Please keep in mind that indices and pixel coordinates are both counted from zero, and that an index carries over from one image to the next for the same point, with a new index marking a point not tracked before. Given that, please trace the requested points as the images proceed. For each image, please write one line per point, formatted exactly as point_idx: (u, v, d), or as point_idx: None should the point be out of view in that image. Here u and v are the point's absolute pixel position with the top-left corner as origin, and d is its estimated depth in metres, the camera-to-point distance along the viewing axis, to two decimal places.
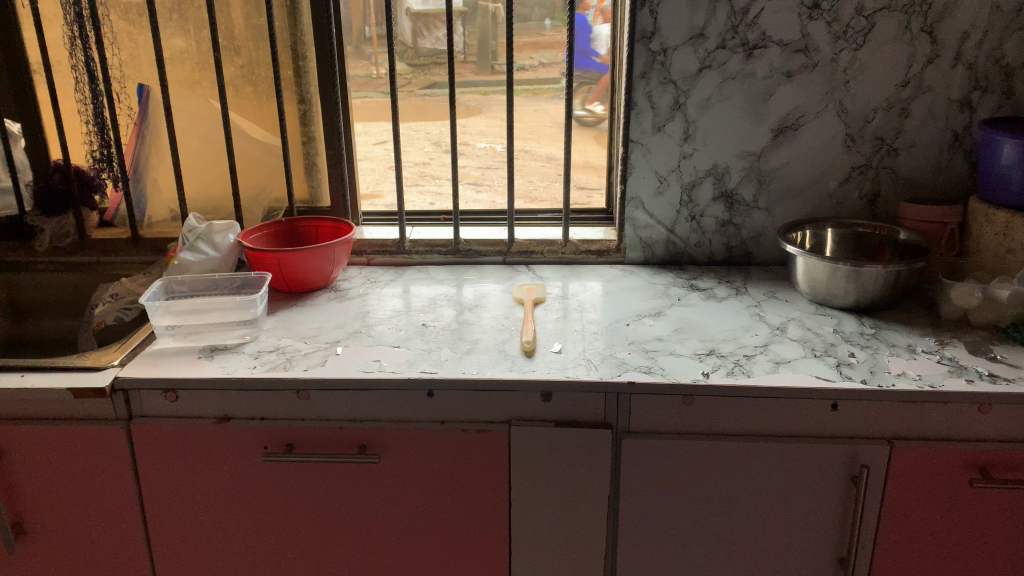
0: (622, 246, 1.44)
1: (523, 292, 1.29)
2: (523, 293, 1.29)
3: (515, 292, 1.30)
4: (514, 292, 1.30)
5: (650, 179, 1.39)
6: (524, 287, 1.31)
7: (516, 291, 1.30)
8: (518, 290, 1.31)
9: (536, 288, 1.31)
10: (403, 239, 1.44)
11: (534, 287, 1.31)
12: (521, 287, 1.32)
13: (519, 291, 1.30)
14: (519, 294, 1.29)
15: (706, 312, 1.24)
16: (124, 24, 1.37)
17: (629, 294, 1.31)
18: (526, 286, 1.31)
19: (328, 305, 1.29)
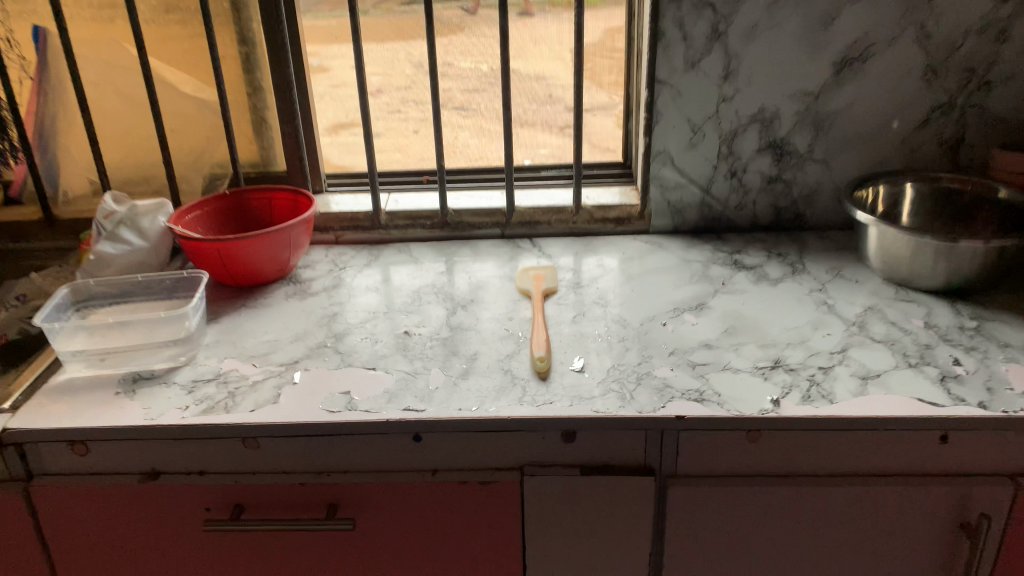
0: (647, 213, 1.18)
1: (529, 280, 1.04)
2: (529, 282, 1.04)
3: (520, 282, 1.04)
4: (518, 281, 1.05)
5: (681, 128, 1.12)
6: (530, 274, 1.06)
7: (521, 279, 1.05)
8: (522, 276, 1.05)
9: (544, 274, 1.05)
10: (378, 212, 1.18)
11: (541, 273, 1.06)
12: (526, 273, 1.06)
13: (524, 279, 1.05)
14: (524, 284, 1.03)
15: (760, 301, 0.99)
16: None
17: (660, 277, 1.06)
18: (533, 272, 1.06)
19: (287, 306, 1.03)
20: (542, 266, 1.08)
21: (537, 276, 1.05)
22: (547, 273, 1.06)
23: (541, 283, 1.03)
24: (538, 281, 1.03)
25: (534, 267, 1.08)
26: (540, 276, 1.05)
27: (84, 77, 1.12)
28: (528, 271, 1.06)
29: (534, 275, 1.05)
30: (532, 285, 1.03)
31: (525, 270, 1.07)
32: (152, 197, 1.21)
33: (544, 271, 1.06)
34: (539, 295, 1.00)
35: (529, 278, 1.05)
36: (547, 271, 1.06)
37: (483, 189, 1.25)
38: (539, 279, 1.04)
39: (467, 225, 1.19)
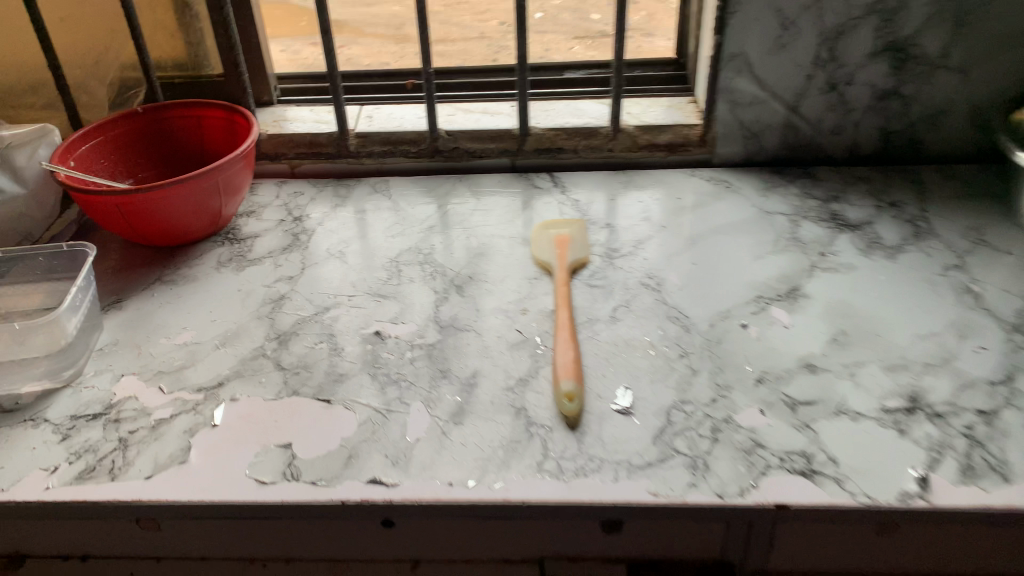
0: (711, 138, 0.87)
1: (551, 248, 0.75)
2: (550, 252, 0.74)
3: (540, 249, 0.75)
4: (536, 248, 0.76)
5: (767, 22, 0.79)
6: (553, 237, 0.76)
7: (539, 246, 0.76)
8: (542, 242, 0.76)
9: (574, 239, 0.76)
10: (343, 136, 0.87)
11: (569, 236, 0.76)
12: (550, 236, 0.77)
13: (544, 245, 0.76)
14: (544, 252, 0.75)
15: (874, 287, 0.70)
16: None
17: (730, 239, 0.77)
18: (558, 235, 0.76)
19: (219, 282, 0.75)
20: (571, 223, 0.79)
21: (562, 242, 0.75)
22: (577, 237, 0.76)
23: (567, 256, 0.74)
24: (563, 250, 0.74)
25: (559, 226, 0.78)
26: (568, 242, 0.75)
27: None
28: (553, 233, 0.77)
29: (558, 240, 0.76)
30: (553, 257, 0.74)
31: (547, 231, 0.77)
32: (42, 112, 0.89)
33: (572, 233, 0.77)
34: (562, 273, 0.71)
35: (552, 244, 0.75)
36: (578, 233, 0.77)
37: (488, 100, 0.93)
38: (564, 249, 0.74)
39: (466, 153, 0.89)
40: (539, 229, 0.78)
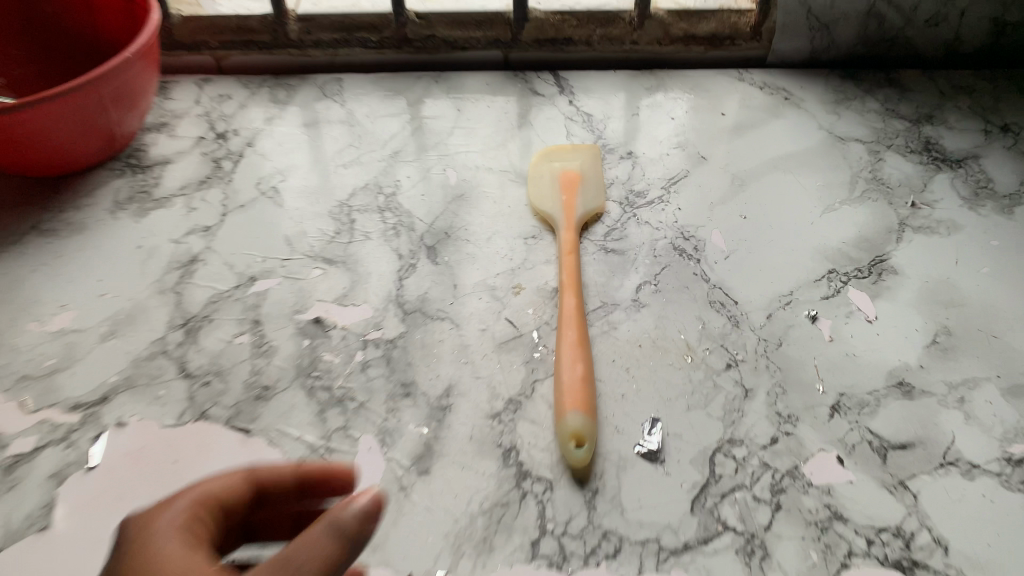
0: (767, 30, 0.65)
1: (553, 193, 0.56)
2: (552, 199, 0.56)
3: (538, 193, 0.56)
4: (533, 192, 0.57)
5: None
6: (556, 176, 0.57)
7: (537, 189, 0.57)
8: (541, 182, 0.57)
9: (584, 180, 0.57)
10: (281, 20, 0.66)
11: (578, 175, 0.57)
12: (553, 174, 0.58)
13: (543, 188, 0.57)
14: (544, 199, 0.56)
15: (987, 258, 0.52)
16: None
17: (791, 180, 0.58)
18: (563, 172, 0.57)
19: (114, 232, 0.57)
20: (581, 154, 0.59)
21: (569, 184, 0.56)
22: (588, 176, 0.57)
23: (575, 206, 0.55)
24: (570, 198, 0.55)
25: (565, 159, 0.59)
26: (576, 184, 0.56)
27: None
28: (557, 169, 0.58)
29: (563, 180, 0.57)
30: (556, 207, 0.55)
31: (549, 165, 0.58)
32: None
33: (582, 171, 0.58)
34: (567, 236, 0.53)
35: (555, 187, 0.56)
36: (590, 171, 0.58)
37: None
38: (571, 195, 0.56)
39: (444, 44, 0.67)
40: (538, 161, 0.59)
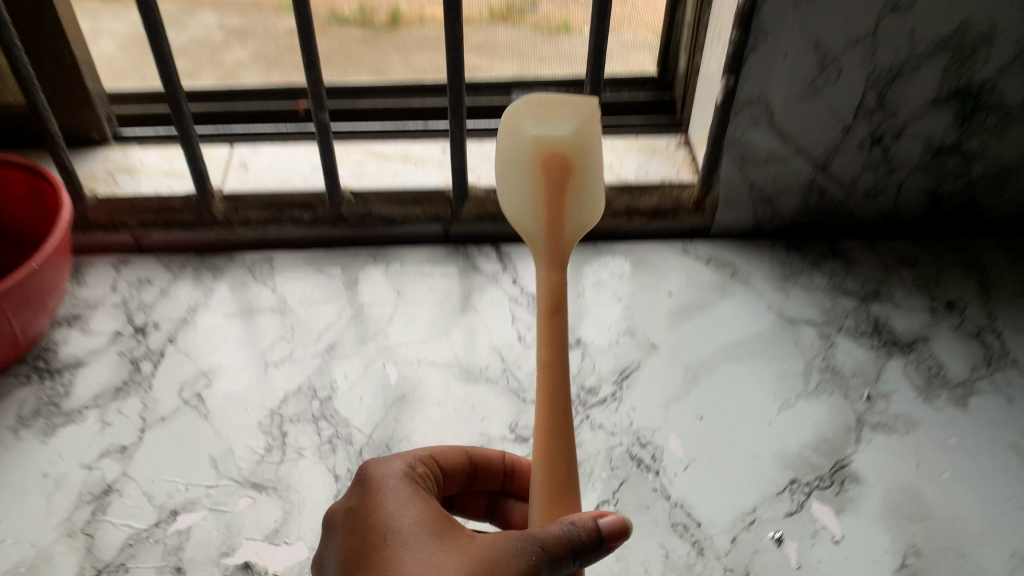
0: (710, 205, 0.65)
1: (529, 202, 0.36)
2: (528, 217, 0.37)
3: (509, 204, 0.37)
4: (502, 198, 0.37)
5: (800, 60, 0.56)
6: (535, 158, 0.35)
7: (507, 189, 0.37)
8: (511, 173, 0.36)
9: (577, 170, 0.35)
10: (206, 199, 0.62)
11: (567, 156, 0.35)
12: (531, 147, 0.35)
13: (515, 191, 0.36)
14: (518, 217, 0.37)
15: (950, 462, 0.51)
16: None
17: (747, 372, 0.56)
18: (546, 152, 0.35)
19: (14, 458, 0.51)
20: (573, 109, 0.35)
21: (553, 177, 0.35)
22: (583, 153, 0.35)
23: (562, 235, 0.37)
24: (552, 211, 0.36)
25: (546, 124, 0.35)
26: (563, 176, 0.35)
27: None
28: (536, 140, 0.35)
29: (544, 167, 0.35)
30: (537, 232, 0.37)
31: (524, 133, 0.35)
32: None
33: (573, 146, 0.35)
34: (546, 280, 0.38)
35: (531, 188, 0.36)
36: (585, 140, 0.35)
37: (408, 140, 0.66)
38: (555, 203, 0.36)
39: (381, 221, 0.64)
40: (507, 120, 0.36)
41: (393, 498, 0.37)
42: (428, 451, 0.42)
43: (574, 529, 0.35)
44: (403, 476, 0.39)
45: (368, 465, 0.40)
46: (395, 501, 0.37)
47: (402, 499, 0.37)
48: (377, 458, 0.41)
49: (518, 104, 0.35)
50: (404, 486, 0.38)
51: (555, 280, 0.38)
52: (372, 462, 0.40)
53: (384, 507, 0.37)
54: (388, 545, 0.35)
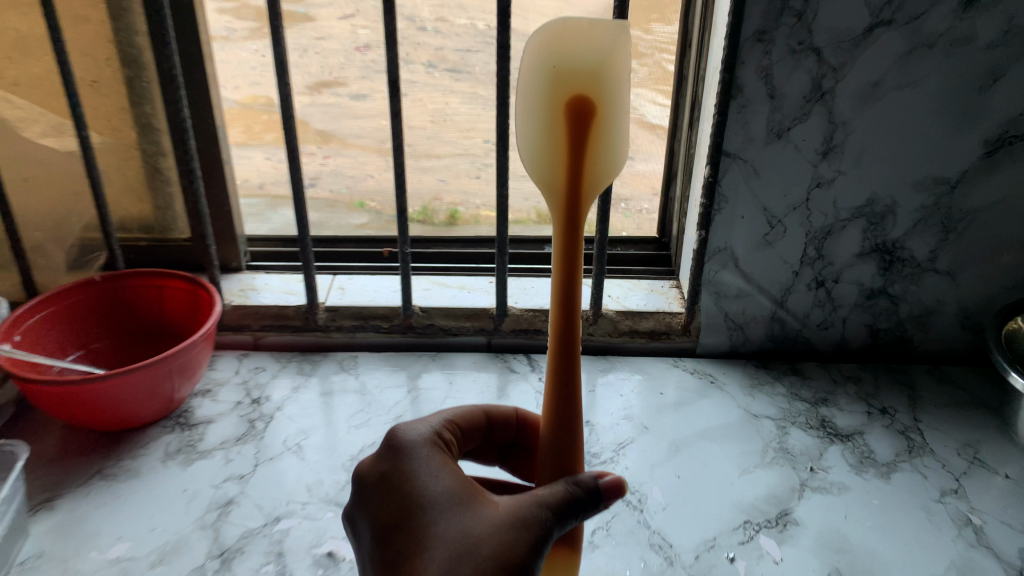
0: (695, 328, 0.84)
1: (549, 150, 0.42)
2: (550, 169, 0.42)
3: (531, 152, 0.42)
4: (525, 150, 0.42)
5: (752, 220, 0.77)
6: (558, 96, 0.41)
7: (528, 141, 0.42)
8: (533, 113, 0.41)
9: (599, 111, 0.41)
10: (312, 308, 0.83)
11: (590, 98, 0.40)
12: (556, 83, 0.40)
13: (537, 133, 0.42)
14: (541, 173, 0.42)
15: (871, 515, 0.66)
16: None
17: (716, 447, 0.72)
18: (569, 89, 0.40)
19: (162, 478, 0.69)
20: (599, 36, 0.40)
21: (578, 121, 0.40)
22: (604, 92, 0.40)
23: (583, 185, 0.42)
24: (574, 168, 0.41)
25: (574, 55, 0.40)
26: (586, 121, 0.40)
27: None
28: (562, 75, 0.40)
29: (568, 106, 0.40)
30: (556, 189, 0.42)
31: (549, 67, 0.40)
32: None
33: (596, 83, 0.40)
34: (563, 230, 0.43)
35: (552, 129, 0.41)
36: (605, 73, 0.40)
37: (466, 274, 0.89)
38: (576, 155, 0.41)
39: (441, 331, 0.84)
40: (533, 54, 0.41)
41: (425, 465, 0.48)
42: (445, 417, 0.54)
43: (579, 485, 0.46)
44: (428, 446, 0.50)
45: (397, 431, 0.50)
46: (427, 468, 0.48)
47: (429, 465, 0.48)
48: (405, 425, 0.51)
49: (545, 33, 0.40)
50: (431, 454, 0.49)
51: (569, 229, 0.43)
52: (402, 430, 0.50)
53: (416, 473, 0.48)
54: (424, 502, 0.46)
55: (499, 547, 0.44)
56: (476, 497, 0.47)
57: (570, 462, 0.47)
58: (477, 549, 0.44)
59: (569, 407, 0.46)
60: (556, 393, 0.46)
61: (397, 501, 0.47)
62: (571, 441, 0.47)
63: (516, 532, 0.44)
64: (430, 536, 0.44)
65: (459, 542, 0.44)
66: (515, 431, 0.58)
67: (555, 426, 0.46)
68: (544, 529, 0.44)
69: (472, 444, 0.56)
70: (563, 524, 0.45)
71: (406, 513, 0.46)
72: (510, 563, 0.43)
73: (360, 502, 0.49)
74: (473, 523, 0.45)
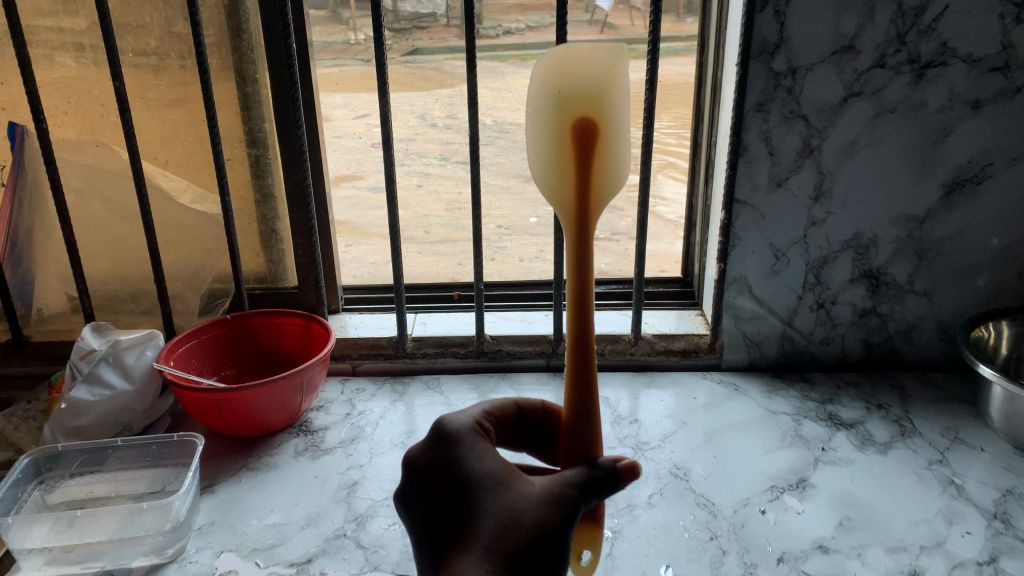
0: (719, 346, 1.02)
1: (560, 161, 0.52)
2: (561, 177, 0.52)
3: (545, 164, 0.53)
4: (541, 162, 0.53)
5: (761, 254, 0.96)
6: (565, 115, 0.51)
7: (543, 154, 0.53)
8: (546, 130, 0.52)
9: (601, 127, 0.51)
10: (403, 337, 1.01)
11: (590, 117, 0.51)
12: (563, 105, 0.51)
13: (549, 147, 0.52)
14: (554, 179, 0.52)
15: (873, 479, 0.82)
16: None
17: (743, 435, 0.89)
18: (574, 110, 0.51)
19: (296, 469, 0.85)
20: (596, 64, 0.50)
21: (582, 137, 0.51)
22: (604, 111, 0.51)
23: (589, 188, 0.52)
24: (581, 174, 0.51)
25: (576, 80, 0.50)
26: (589, 136, 0.51)
27: (65, 184, 0.96)
28: (567, 100, 0.51)
29: (573, 124, 0.51)
30: (567, 192, 0.52)
31: (557, 92, 0.51)
32: (140, 317, 1.04)
33: (596, 103, 0.50)
34: (574, 226, 0.52)
35: (561, 142, 0.51)
36: (603, 94, 0.50)
37: (526, 309, 1.09)
38: (583, 163, 0.51)
39: (508, 354, 1.02)
40: (543, 82, 0.51)
41: (472, 449, 0.53)
42: (483, 408, 0.58)
43: (599, 466, 0.54)
44: (473, 433, 0.54)
45: (443, 421, 0.55)
46: (473, 452, 0.53)
47: (474, 452, 0.53)
48: (449, 416, 0.55)
49: (552, 65, 0.51)
50: (476, 439, 0.54)
51: (580, 225, 0.52)
52: (447, 419, 0.54)
53: (465, 458, 0.52)
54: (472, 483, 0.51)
55: (540, 519, 0.50)
56: (515, 477, 0.52)
57: (590, 442, 0.55)
58: (522, 522, 0.50)
59: (586, 383, 0.54)
60: (575, 374, 0.54)
61: (447, 482, 0.52)
62: (591, 418, 0.55)
63: (554, 506, 0.51)
64: (480, 510, 0.50)
65: (507, 514, 0.50)
66: (543, 422, 0.62)
67: (576, 404, 0.55)
68: (574, 505, 0.52)
69: (504, 433, 0.60)
70: (585, 501, 0.53)
71: (458, 492, 0.51)
72: (548, 532, 0.50)
73: (410, 485, 0.53)
74: (517, 498, 0.51)
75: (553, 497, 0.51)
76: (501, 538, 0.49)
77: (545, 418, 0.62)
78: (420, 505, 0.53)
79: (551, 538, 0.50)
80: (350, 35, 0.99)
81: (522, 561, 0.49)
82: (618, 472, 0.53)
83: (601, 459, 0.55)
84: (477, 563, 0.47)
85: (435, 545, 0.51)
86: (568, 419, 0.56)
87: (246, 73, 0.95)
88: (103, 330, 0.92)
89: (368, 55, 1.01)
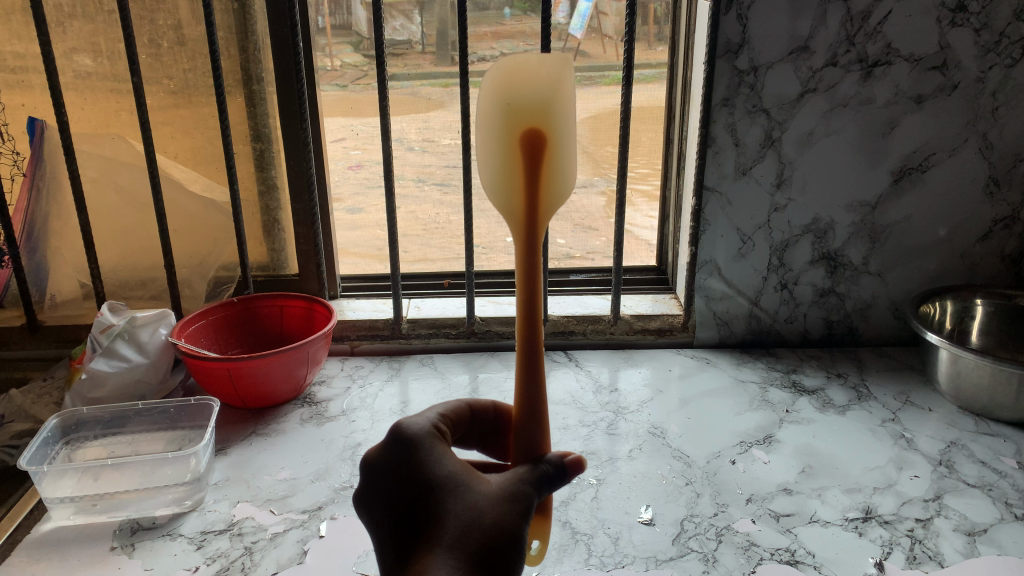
0: (691, 325, 1.11)
1: (508, 173, 0.47)
2: (509, 189, 0.47)
3: (496, 176, 0.48)
4: (489, 175, 0.48)
5: (729, 238, 1.05)
6: (514, 127, 0.46)
7: (492, 165, 0.48)
8: (493, 141, 0.47)
9: (548, 136, 0.46)
10: (400, 319, 1.09)
11: (539, 126, 0.46)
12: (510, 117, 0.46)
13: (499, 156, 0.47)
14: (504, 188, 0.48)
15: (833, 434, 0.90)
16: (8, 56, 0.98)
17: (715, 401, 0.97)
18: (522, 120, 0.46)
19: (301, 434, 0.92)
20: (544, 74, 0.45)
21: (531, 147, 0.46)
22: (551, 122, 0.46)
23: (537, 202, 0.47)
24: (529, 185, 0.47)
25: (523, 93, 0.45)
26: (536, 145, 0.46)
27: (83, 174, 1.03)
28: (517, 110, 0.46)
29: (522, 135, 0.46)
30: (515, 204, 0.48)
31: (504, 104, 0.46)
32: (149, 301, 1.11)
33: (545, 114, 0.46)
34: (522, 236, 0.47)
35: (509, 155, 0.47)
36: (553, 103, 0.46)
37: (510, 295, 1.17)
38: (529, 176, 0.46)
39: (497, 335, 1.11)
40: (490, 91, 0.46)
41: (432, 451, 0.45)
42: (439, 410, 0.50)
43: (546, 461, 0.48)
44: (433, 434, 0.47)
45: (399, 424, 0.47)
46: (432, 453, 0.45)
47: (432, 455, 0.45)
48: (405, 418, 0.47)
49: (498, 75, 0.46)
50: (435, 440, 0.46)
51: (528, 236, 0.47)
52: (400, 421, 0.47)
53: (422, 460, 0.45)
54: (430, 487, 0.44)
55: (497, 519, 0.44)
56: (471, 479, 0.45)
57: (538, 442, 0.49)
58: (483, 523, 0.43)
59: (536, 390, 0.49)
60: (524, 383, 0.49)
61: (406, 487, 0.44)
62: (542, 420, 0.49)
63: (510, 505, 0.45)
64: (439, 514, 0.43)
65: (467, 515, 0.43)
66: (501, 424, 0.54)
67: (526, 412, 0.49)
68: (528, 502, 0.45)
69: (457, 438, 0.52)
70: (538, 497, 0.47)
71: (416, 495, 0.44)
72: (506, 534, 0.44)
73: (368, 491, 0.46)
74: (478, 498, 0.44)
75: (507, 496, 0.45)
76: (464, 542, 0.42)
77: (500, 421, 0.54)
78: (378, 509, 0.46)
79: (513, 538, 0.44)
80: (326, 62, 1.06)
81: (486, 563, 0.42)
82: (563, 467, 0.48)
83: (547, 455, 0.49)
84: (440, 565, 0.41)
85: (397, 553, 0.44)
86: (516, 417, 0.50)
87: (254, 73, 1.03)
88: (116, 309, 0.98)
89: (344, 79, 1.08)
